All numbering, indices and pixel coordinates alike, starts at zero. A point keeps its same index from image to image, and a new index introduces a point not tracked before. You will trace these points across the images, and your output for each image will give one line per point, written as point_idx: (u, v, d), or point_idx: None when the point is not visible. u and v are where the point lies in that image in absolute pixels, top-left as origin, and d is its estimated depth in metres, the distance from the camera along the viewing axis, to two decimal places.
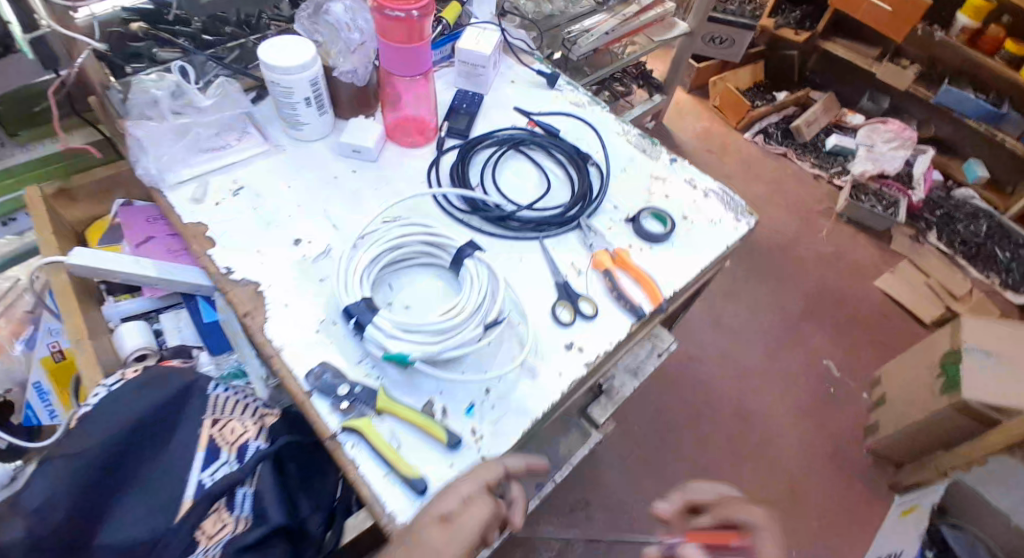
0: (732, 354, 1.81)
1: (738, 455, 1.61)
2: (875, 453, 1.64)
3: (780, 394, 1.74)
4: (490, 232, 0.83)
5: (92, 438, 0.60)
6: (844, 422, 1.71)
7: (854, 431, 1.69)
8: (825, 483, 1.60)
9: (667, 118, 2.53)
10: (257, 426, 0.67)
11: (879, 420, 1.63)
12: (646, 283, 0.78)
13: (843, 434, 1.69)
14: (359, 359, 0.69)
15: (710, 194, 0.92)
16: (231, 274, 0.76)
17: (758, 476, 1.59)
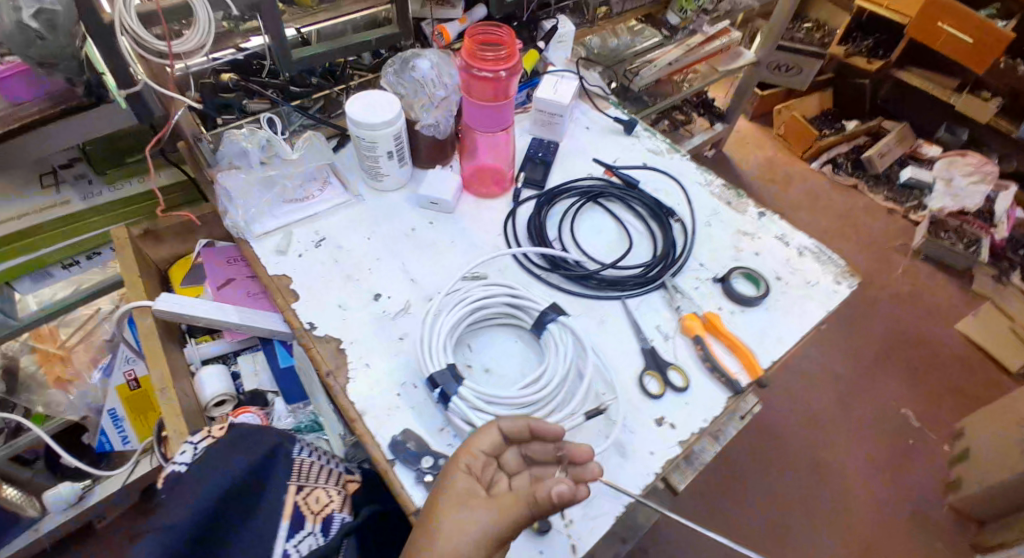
0: (799, 397, 1.68)
1: (807, 508, 1.49)
2: (957, 511, 1.50)
3: (853, 442, 1.61)
4: (572, 290, 0.81)
5: (184, 503, 0.60)
6: (922, 478, 1.56)
7: (932, 487, 1.55)
8: (902, 541, 1.46)
9: (729, 146, 2.45)
10: (342, 497, 0.67)
11: (961, 478, 1.48)
12: (740, 352, 0.75)
13: (920, 489, 1.54)
14: (440, 427, 0.68)
15: (796, 259, 0.89)
16: (314, 329, 0.76)
17: (828, 531, 1.46)
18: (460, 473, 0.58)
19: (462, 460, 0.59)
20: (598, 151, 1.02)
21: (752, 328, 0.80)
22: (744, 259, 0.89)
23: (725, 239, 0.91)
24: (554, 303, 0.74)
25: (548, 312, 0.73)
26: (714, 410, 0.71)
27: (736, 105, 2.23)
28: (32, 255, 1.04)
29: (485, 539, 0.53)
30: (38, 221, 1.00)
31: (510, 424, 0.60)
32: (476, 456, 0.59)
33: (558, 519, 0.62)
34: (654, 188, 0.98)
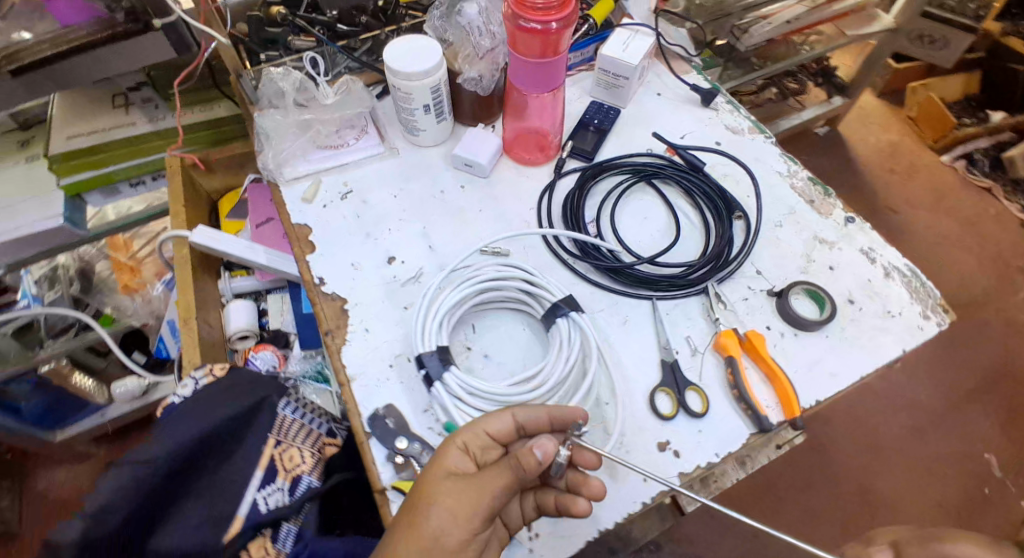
0: (870, 419, 1.50)
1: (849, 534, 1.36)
2: None
3: (918, 479, 1.42)
4: (598, 282, 0.73)
5: (163, 441, 0.61)
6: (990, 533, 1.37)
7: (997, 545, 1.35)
8: None
9: (846, 124, 2.16)
10: (315, 461, 0.66)
11: None
12: (777, 383, 0.65)
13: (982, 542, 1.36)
14: (425, 409, 0.64)
15: (875, 283, 0.75)
16: (323, 285, 0.74)
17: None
18: (453, 452, 0.53)
19: (459, 439, 0.54)
20: (666, 124, 0.90)
21: (802, 357, 0.69)
22: (813, 272, 0.76)
23: (796, 245, 0.78)
24: (569, 296, 0.67)
25: (560, 305, 0.66)
26: (729, 445, 0.62)
27: (861, 78, 1.95)
28: (100, 171, 1.10)
29: (470, 520, 0.49)
30: (101, 142, 1.05)
31: (522, 411, 0.56)
32: (476, 438, 0.54)
33: (523, 530, 0.58)
34: (722, 174, 0.85)
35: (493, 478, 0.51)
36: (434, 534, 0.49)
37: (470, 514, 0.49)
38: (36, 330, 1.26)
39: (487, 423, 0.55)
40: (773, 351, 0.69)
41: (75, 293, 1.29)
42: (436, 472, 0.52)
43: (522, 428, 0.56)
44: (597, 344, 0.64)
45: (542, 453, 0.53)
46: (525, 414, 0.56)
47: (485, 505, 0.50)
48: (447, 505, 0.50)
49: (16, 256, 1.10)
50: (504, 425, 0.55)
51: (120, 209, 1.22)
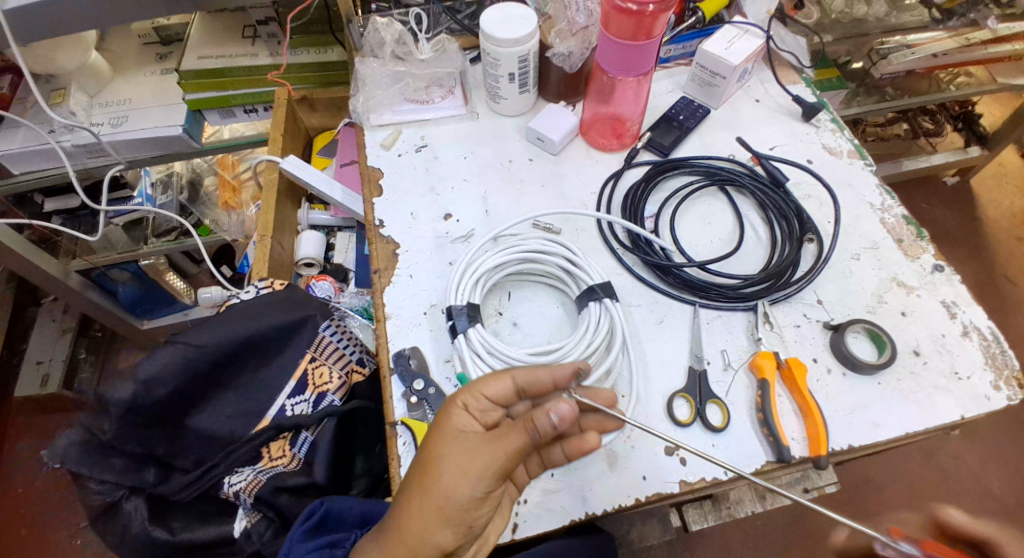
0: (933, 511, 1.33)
1: None
2: None
3: None
4: (643, 276, 0.72)
5: (211, 332, 0.65)
6: None
7: None
8: None
9: (977, 179, 1.97)
10: (341, 382, 0.69)
11: None
12: (809, 419, 0.61)
13: None
14: (446, 359, 0.66)
15: (948, 338, 0.69)
16: (382, 227, 0.78)
17: None
18: (456, 411, 0.51)
19: (458, 399, 0.52)
20: (758, 133, 0.85)
21: (844, 398, 0.64)
22: (880, 313, 0.70)
23: (869, 282, 0.72)
24: (607, 282, 0.66)
25: (596, 289, 0.65)
26: (742, 466, 0.60)
27: (1007, 130, 1.76)
28: (220, 93, 1.19)
29: (482, 477, 0.48)
30: (228, 66, 1.14)
31: (524, 373, 0.53)
32: (478, 401, 0.52)
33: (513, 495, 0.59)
34: (806, 193, 0.79)
35: (507, 440, 0.49)
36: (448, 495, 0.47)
37: (483, 471, 0.48)
38: (142, 227, 1.39)
39: (486, 386, 0.52)
40: (814, 385, 0.65)
41: (182, 201, 1.41)
42: (444, 441, 0.49)
43: (521, 392, 0.54)
44: (622, 334, 0.64)
45: (559, 416, 0.48)
46: (525, 375, 0.53)
47: (499, 465, 0.48)
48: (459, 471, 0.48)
49: (136, 154, 1.20)
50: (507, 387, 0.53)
51: (233, 132, 1.30)
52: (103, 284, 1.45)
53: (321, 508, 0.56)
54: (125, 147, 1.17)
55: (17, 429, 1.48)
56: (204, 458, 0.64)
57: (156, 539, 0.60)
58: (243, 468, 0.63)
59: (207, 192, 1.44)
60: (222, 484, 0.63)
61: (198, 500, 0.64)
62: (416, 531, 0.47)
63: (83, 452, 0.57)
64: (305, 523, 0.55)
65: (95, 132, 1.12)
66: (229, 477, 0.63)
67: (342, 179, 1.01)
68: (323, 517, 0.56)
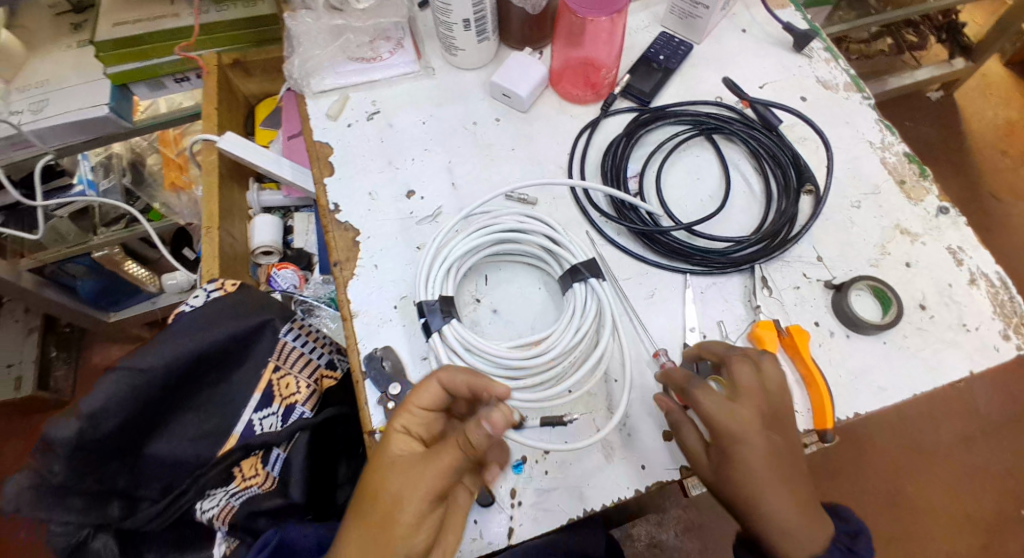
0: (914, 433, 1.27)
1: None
2: None
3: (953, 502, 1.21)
4: (630, 247, 0.66)
5: (159, 353, 0.59)
6: None
7: None
8: None
9: (963, 90, 1.88)
10: (310, 392, 0.65)
11: None
12: (814, 388, 0.58)
13: None
14: (422, 357, 0.61)
15: (954, 288, 0.64)
16: (338, 212, 0.69)
17: None
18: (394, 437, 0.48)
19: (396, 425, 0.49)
20: (747, 70, 0.77)
21: (849, 361, 0.60)
22: (885, 266, 0.65)
23: (871, 232, 0.67)
24: (592, 259, 0.60)
25: (580, 269, 0.59)
26: None
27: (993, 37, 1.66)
28: (145, 62, 1.05)
29: (425, 498, 0.45)
30: (144, 32, 0.99)
31: (424, 397, 0.49)
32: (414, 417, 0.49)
33: (507, 497, 0.55)
34: (801, 137, 0.72)
35: (443, 458, 0.46)
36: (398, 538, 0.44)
37: (424, 491, 0.45)
38: (89, 216, 1.22)
39: (396, 445, 0.48)
40: (817, 351, 0.61)
41: (127, 184, 1.23)
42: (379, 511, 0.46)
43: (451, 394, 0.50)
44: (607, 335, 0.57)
45: (492, 426, 0.44)
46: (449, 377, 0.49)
47: (439, 481, 0.45)
48: (401, 509, 0.45)
49: (65, 140, 1.08)
50: (424, 421, 0.50)
51: (170, 103, 1.18)
52: (58, 279, 1.28)
53: (275, 537, 0.54)
54: (52, 134, 1.04)
55: (3, 433, 1.41)
56: (172, 486, 0.61)
57: None
58: (215, 490, 0.61)
59: (149, 171, 1.26)
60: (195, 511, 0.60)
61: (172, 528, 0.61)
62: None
63: (34, 496, 0.51)
64: (260, 552, 0.53)
65: (14, 122, 0.99)
66: (202, 503, 0.60)
67: (291, 154, 0.90)
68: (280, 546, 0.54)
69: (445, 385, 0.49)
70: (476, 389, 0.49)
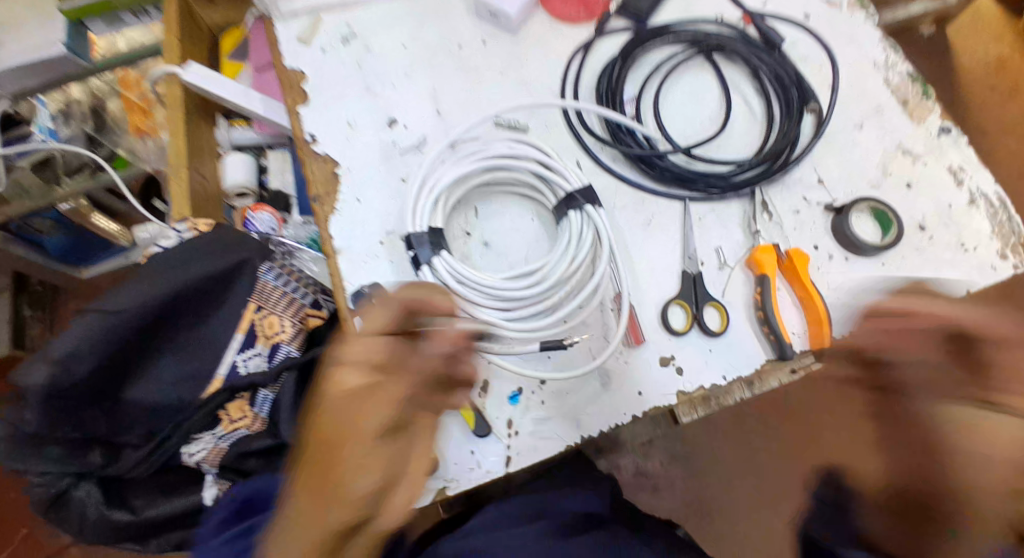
0: None
1: None
2: None
3: None
4: (626, 173, 0.63)
5: (132, 295, 0.56)
6: None
7: None
8: None
9: None
10: (295, 330, 0.62)
11: None
12: (812, 311, 0.57)
13: None
14: (412, 291, 0.59)
15: (954, 209, 0.63)
16: (314, 144, 0.65)
17: None
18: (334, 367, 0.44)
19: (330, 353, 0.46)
20: None
21: (847, 284, 0.60)
22: (884, 188, 0.64)
23: (872, 153, 0.65)
24: (587, 186, 0.57)
25: (574, 196, 0.57)
26: (741, 369, 0.57)
27: None
28: None
29: (361, 432, 0.40)
30: None
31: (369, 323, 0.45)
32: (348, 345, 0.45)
33: (504, 427, 0.55)
34: (803, 56, 0.69)
35: (367, 383, 0.41)
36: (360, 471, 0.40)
37: (357, 424, 0.40)
38: (51, 166, 1.05)
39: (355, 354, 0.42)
40: (815, 275, 0.60)
41: (88, 131, 1.08)
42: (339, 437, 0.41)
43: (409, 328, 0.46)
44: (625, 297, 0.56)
45: (379, 352, 0.43)
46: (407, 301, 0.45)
47: (370, 415, 0.41)
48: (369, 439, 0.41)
49: (20, 84, 0.98)
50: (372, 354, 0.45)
51: (129, 41, 1.05)
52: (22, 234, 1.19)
53: (239, 492, 0.57)
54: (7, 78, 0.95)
55: None
56: (155, 431, 0.59)
57: (119, 521, 0.58)
58: (202, 434, 0.60)
59: (105, 114, 1.09)
60: (183, 454, 0.61)
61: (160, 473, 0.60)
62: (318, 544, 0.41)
63: (9, 444, 0.53)
64: (227, 506, 0.56)
65: None
66: (189, 448, 0.60)
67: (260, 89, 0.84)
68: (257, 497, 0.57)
69: (409, 306, 0.45)
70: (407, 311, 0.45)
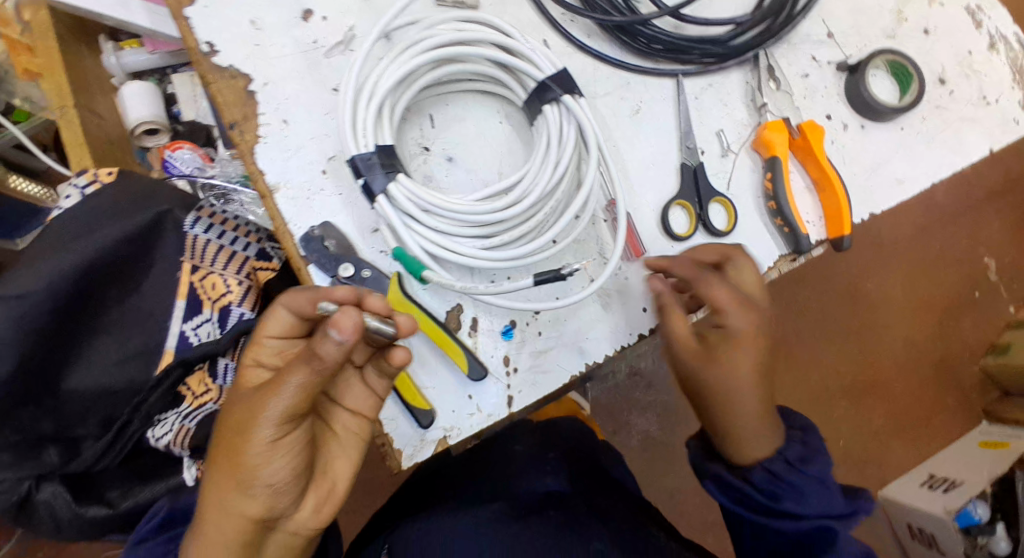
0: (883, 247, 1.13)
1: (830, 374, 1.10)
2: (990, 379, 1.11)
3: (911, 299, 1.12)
4: (606, 48, 0.53)
5: (38, 271, 0.47)
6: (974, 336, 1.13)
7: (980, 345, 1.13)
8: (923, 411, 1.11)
9: None
10: (244, 289, 0.53)
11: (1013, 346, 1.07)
12: (829, 192, 0.50)
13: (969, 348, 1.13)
14: (373, 227, 0.50)
15: (976, 56, 0.55)
16: (215, 55, 0.50)
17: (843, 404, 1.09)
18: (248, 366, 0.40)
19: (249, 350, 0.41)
20: None
21: (864, 157, 0.53)
22: (901, 37, 0.55)
23: None
24: (561, 71, 0.47)
25: (548, 85, 0.47)
26: (754, 268, 0.51)
27: None
28: None
29: (271, 424, 0.35)
30: None
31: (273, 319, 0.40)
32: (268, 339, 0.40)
33: (501, 367, 0.49)
34: None
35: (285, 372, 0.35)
36: (276, 417, 0.35)
37: (268, 418, 0.35)
38: None
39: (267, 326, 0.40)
40: (830, 150, 0.52)
41: None
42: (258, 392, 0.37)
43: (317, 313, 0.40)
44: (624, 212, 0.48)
45: (340, 333, 0.33)
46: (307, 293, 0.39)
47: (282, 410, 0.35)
48: (286, 383, 0.35)
49: None
50: (279, 347, 0.41)
51: None
52: None
53: (164, 507, 0.51)
54: None
55: None
56: (111, 418, 0.53)
57: (96, 517, 0.53)
58: (164, 415, 0.53)
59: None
60: (147, 438, 0.53)
61: (130, 458, 0.55)
62: (247, 494, 0.36)
63: None
64: (149, 522, 0.50)
65: None
66: (152, 431, 0.53)
67: None
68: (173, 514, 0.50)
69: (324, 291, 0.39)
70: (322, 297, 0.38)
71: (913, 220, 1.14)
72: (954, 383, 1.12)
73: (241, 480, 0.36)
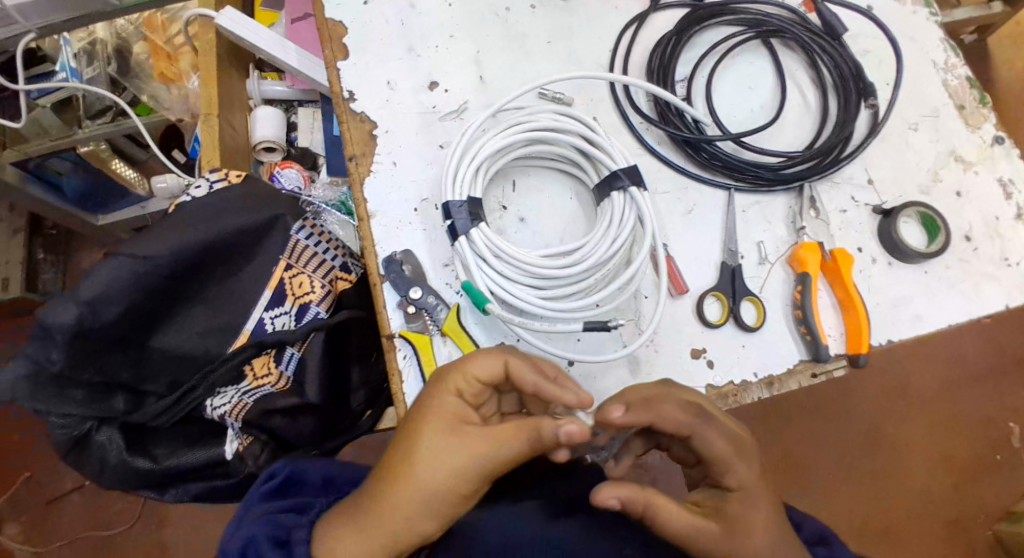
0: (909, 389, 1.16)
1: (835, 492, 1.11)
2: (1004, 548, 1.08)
3: (930, 446, 1.14)
4: (672, 155, 0.62)
5: (167, 239, 0.54)
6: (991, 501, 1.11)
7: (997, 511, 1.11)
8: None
9: None
10: (325, 292, 0.62)
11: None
12: (851, 314, 0.56)
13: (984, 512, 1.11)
14: (446, 262, 0.58)
15: (1002, 222, 0.62)
16: (352, 101, 0.63)
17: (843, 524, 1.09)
18: (444, 397, 0.43)
19: (451, 383, 0.44)
20: None
21: (888, 290, 0.58)
22: (934, 194, 0.62)
23: (925, 157, 0.63)
24: (633, 166, 0.56)
25: (619, 175, 0.55)
26: (774, 367, 0.56)
27: None
28: None
29: (477, 476, 0.41)
30: None
31: (482, 369, 0.44)
32: (470, 383, 0.44)
33: None
34: (863, 49, 0.67)
35: (511, 442, 0.41)
36: (495, 458, 0.41)
37: (479, 469, 0.41)
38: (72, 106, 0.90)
39: (480, 363, 0.44)
40: (856, 278, 0.58)
41: (114, 74, 0.91)
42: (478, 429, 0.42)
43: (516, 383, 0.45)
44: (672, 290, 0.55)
45: (570, 435, 0.40)
46: (521, 367, 0.44)
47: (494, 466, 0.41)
48: (516, 438, 0.41)
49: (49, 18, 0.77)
50: (478, 390, 0.44)
51: None
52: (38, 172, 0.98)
53: (285, 470, 0.48)
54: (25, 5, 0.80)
55: None
56: (179, 382, 0.58)
57: (140, 469, 0.57)
58: (225, 388, 0.59)
59: (136, 62, 0.91)
60: (205, 406, 0.59)
61: (182, 424, 0.60)
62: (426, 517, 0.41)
63: (32, 386, 0.51)
64: (265, 485, 0.47)
65: None
66: (212, 400, 0.59)
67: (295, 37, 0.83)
68: (288, 481, 0.48)
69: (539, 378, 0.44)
70: (544, 393, 0.43)
71: (938, 372, 1.17)
72: (968, 543, 1.09)
73: (427, 504, 0.41)
